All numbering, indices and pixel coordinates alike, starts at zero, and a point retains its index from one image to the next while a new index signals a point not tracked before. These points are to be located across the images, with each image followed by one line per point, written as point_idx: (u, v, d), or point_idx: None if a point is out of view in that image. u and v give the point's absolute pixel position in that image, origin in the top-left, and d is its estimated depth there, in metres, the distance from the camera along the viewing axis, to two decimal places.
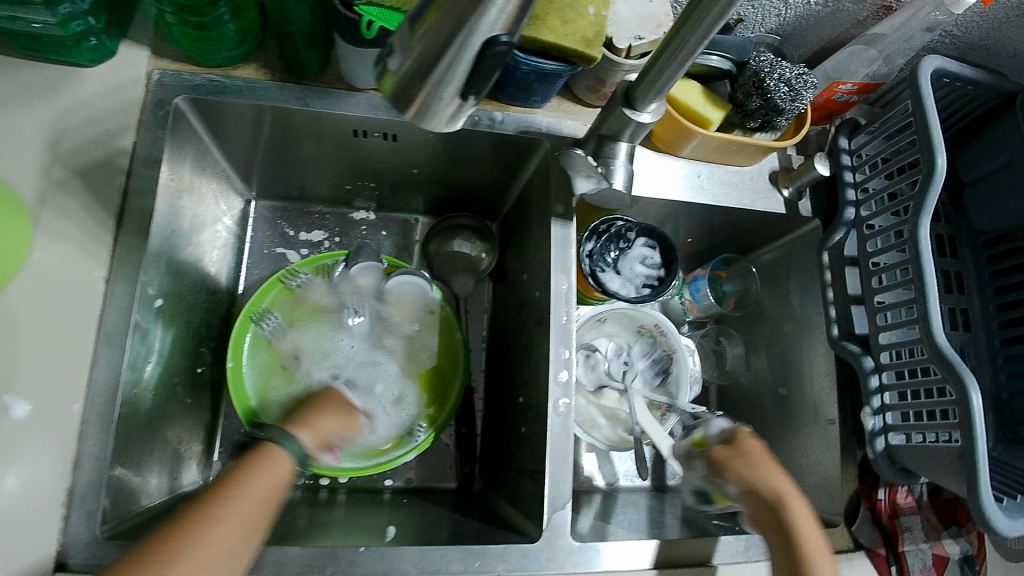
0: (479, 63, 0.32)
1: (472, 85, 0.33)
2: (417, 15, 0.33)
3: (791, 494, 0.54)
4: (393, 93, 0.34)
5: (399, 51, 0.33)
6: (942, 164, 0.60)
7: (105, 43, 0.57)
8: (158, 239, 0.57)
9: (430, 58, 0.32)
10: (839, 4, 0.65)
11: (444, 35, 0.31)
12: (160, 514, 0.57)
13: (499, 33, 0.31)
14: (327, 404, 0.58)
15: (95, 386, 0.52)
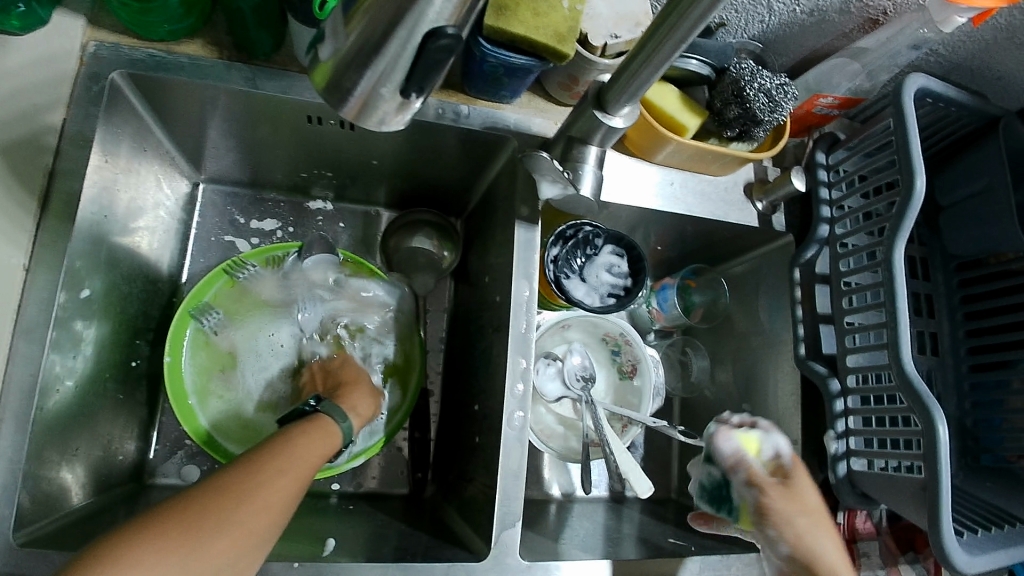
0: (421, 58, 0.29)
1: (412, 81, 0.30)
2: (351, 3, 0.30)
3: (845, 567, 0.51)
4: (327, 87, 0.31)
5: (331, 39, 0.31)
6: (921, 187, 0.58)
7: (36, 11, 0.52)
8: (88, 225, 0.53)
9: (366, 49, 0.29)
10: (825, 13, 0.62)
11: (387, 14, 0.28)
12: (85, 517, 0.53)
13: (445, 25, 0.28)
14: (362, 385, 0.61)
15: (10, 383, 0.48)
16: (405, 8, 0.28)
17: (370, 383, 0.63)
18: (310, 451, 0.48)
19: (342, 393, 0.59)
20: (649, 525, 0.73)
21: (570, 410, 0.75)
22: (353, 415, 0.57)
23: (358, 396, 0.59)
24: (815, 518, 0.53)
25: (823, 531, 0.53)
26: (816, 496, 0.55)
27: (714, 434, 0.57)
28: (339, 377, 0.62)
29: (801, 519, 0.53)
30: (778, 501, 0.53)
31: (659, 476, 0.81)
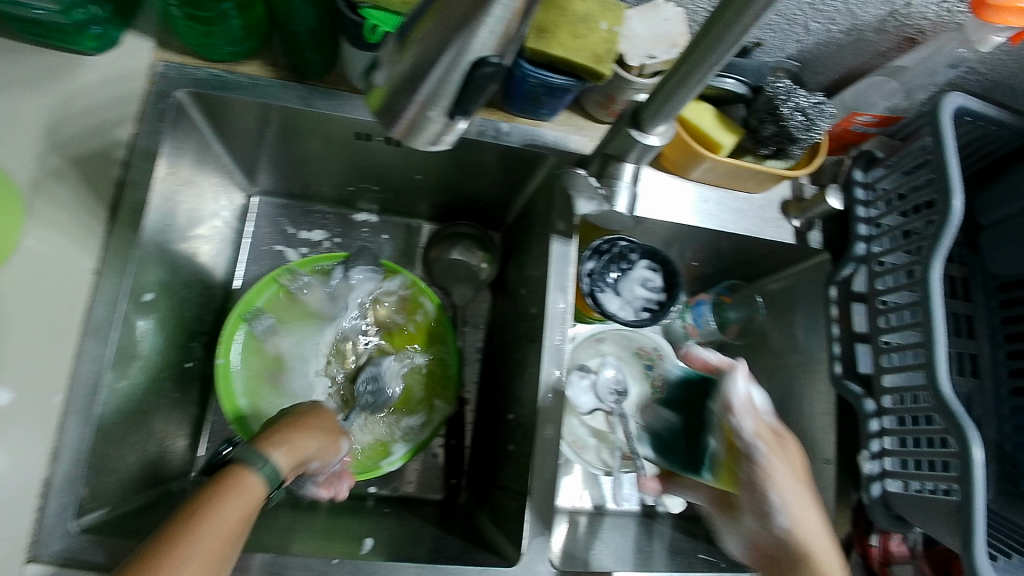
0: (470, 84, 0.31)
1: (460, 105, 0.32)
2: (406, 29, 0.31)
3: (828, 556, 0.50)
4: (380, 108, 0.33)
5: (385, 65, 0.32)
6: (959, 207, 0.58)
7: (109, 33, 0.56)
8: (152, 233, 0.56)
9: (415, 76, 0.30)
10: (861, 33, 0.63)
11: (430, 49, 0.29)
12: (136, 509, 0.56)
13: (490, 54, 0.30)
14: (308, 425, 0.50)
15: (77, 378, 0.52)
16: (451, 39, 0.29)
17: (323, 423, 0.52)
18: (232, 510, 0.39)
19: (278, 430, 0.47)
20: (680, 540, 0.74)
21: (604, 423, 0.75)
22: (284, 451, 0.45)
23: (303, 437, 0.48)
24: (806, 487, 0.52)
25: (813, 502, 0.52)
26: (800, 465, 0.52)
27: (730, 374, 0.53)
28: (282, 416, 0.51)
29: (798, 495, 0.51)
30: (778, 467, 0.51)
31: None
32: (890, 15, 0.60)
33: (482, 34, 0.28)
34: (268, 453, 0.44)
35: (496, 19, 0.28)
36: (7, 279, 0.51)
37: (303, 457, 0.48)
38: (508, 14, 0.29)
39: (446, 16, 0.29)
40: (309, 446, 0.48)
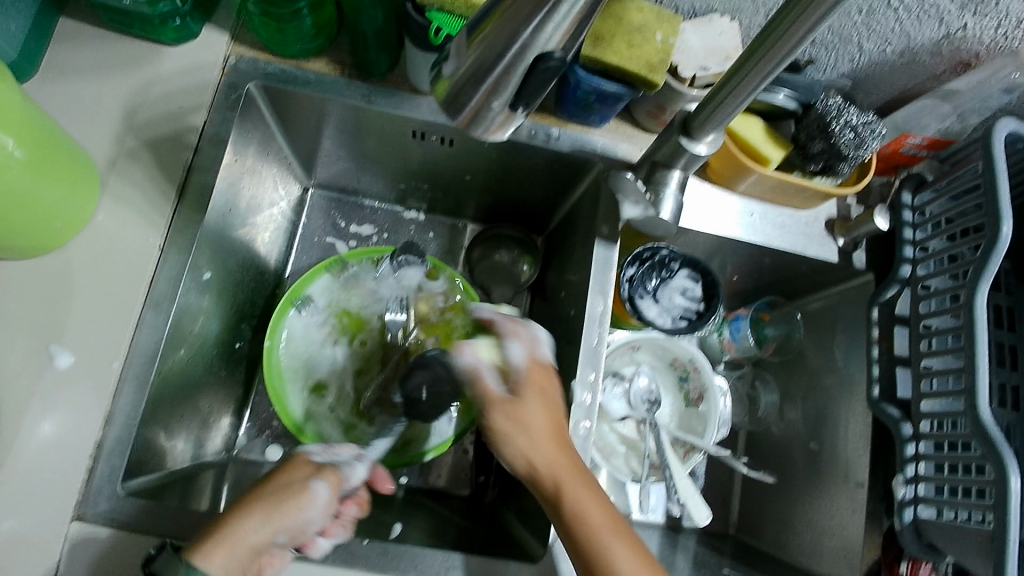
0: (534, 75, 0.32)
1: (523, 96, 0.34)
2: (475, 22, 0.32)
3: (567, 474, 0.52)
4: (445, 100, 0.34)
5: (453, 58, 0.33)
6: (1008, 233, 0.58)
7: (188, 25, 0.60)
8: (215, 215, 0.59)
9: (486, 67, 0.31)
10: (914, 56, 0.64)
11: (500, 46, 0.30)
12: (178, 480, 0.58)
13: (553, 48, 0.32)
14: (264, 507, 0.49)
15: (137, 348, 0.54)
16: (521, 30, 0.30)
17: (294, 498, 0.51)
18: None
19: (226, 519, 0.48)
20: (705, 555, 0.73)
21: (633, 431, 0.76)
22: (219, 550, 0.46)
23: (242, 517, 0.48)
24: (547, 424, 0.55)
25: (552, 421, 0.55)
26: (544, 411, 0.55)
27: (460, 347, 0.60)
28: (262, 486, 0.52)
29: (527, 433, 0.54)
30: (497, 410, 0.55)
31: (719, 507, 0.81)
32: (944, 38, 0.61)
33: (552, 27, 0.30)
34: (194, 563, 0.45)
35: (566, 14, 0.30)
36: (80, 251, 0.56)
37: (255, 533, 0.48)
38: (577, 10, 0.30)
39: (520, 7, 0.30)
40: (252, 518, 0.48)
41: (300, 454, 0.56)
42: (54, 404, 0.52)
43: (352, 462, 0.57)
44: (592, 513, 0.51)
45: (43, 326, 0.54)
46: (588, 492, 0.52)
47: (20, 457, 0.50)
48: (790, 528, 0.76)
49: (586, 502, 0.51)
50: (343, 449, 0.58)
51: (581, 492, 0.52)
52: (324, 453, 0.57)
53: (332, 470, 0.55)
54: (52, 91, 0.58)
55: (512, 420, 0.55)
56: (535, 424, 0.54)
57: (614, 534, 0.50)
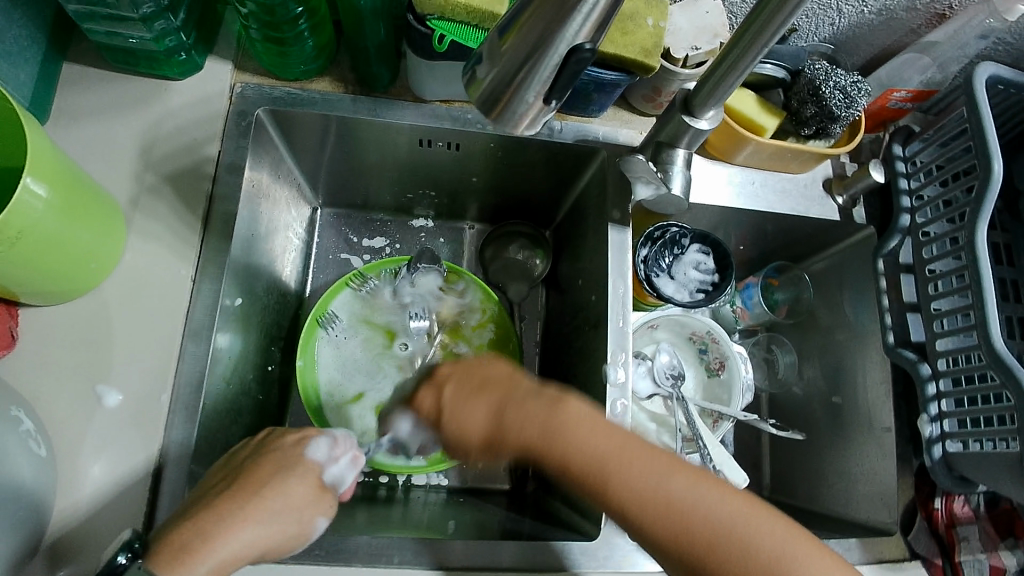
0: (565, 69, 0.34)
1: (556, 89, 0.35)
2: (504, 25, 0.34)
3: (544, 435, 0.47)
4: (479, 99, 0.36)
5: (486, 59, 0.35)
6: (999, 171, 0.60)
7: (193, 58, 0.62)
8: (240, 242, 0.60)
9: (518, 66, 0.34)
10: (893, 12, 0.67)
11: (531, 41, 0.33)
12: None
13: (583, 41, 0.33)
14: (258, 505, 0.47)
15: (181, 379, 0.55)
16: (551, 28, 0.32)
17: (289, 492, 0.49)
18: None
19: (214, 521, 0.45)
20: None
21: (661, 407, 0.78)
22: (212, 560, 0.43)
23: (241, 526, 0.45)
24: (490, 418, 0.49)
25: (492, 414, 0.50)
26: (475, 411, 0.50)
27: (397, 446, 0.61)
28: (250, 475, 0.49)
29: (479, 442, 0.50)
30: (456, 455, 0.53)
31: (751, 472, 0.83)
32: None
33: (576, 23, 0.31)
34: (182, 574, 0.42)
35: (587, 10, 0.31)
36: (113, 289, 0.57)
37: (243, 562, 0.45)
38: (599, 5, 0.31)
39: (548, 4, 0.32)
40: (249, 549, 0.45)
41: (309, 466, 0.51)
42: (107, 440, 0.53)
43: (347, 478, 0.53)
44: (583, 452, 0.46)
45: (87, 366, 0.54)
46: (568, 432, 0.47)
47: (82, 495, 0.51)
48: (822, 481, 0.78)
49: (578, 442, 0.47)
50: (344, 453, 0.53)
51: (559, 438, 0.47)
52: (332, 464, 0.52)
53: (330, 500, 0.51)
54: (66, 135, 0.59)
55: (463, 456, 0.52)
56: (479, 434, 0.50)
57: (624, 459, 0.46)
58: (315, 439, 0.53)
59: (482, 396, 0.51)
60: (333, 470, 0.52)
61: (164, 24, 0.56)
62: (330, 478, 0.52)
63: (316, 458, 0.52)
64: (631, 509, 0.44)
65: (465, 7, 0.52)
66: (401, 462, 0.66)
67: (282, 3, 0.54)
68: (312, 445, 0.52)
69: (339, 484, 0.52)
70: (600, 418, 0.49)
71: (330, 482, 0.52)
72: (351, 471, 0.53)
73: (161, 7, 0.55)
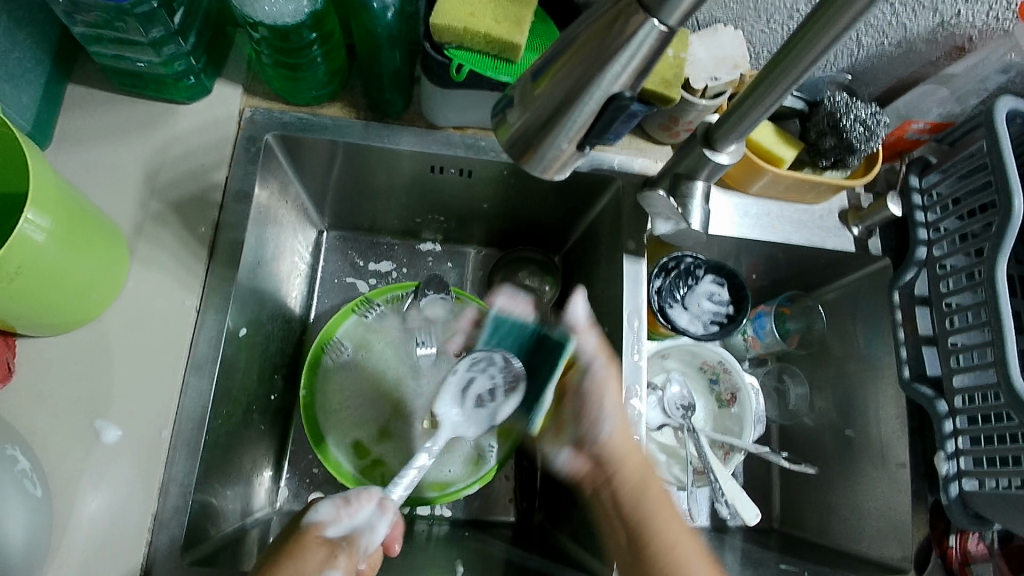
0: (601, 115, 0.35)
1: (589, 137, 0.37)
2: (538, 70, 0.36)
3: (650, 488, 0.53)
4: (508, 142, 0.38)
5: (518, 104, 0.37)
6: (1023, 206, 0.59)
7: (202, 82, 0.62)
8: (247, 269, 0.59)
9: (551, 112, 0.35)
10: (912, 44, 0.66)
11: (565, 88, 0.34)
12: (229, 542, 0.56)
13: (622, 90, 0.34)
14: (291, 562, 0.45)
15: (183, 415, 0.53)
16: (588, 73, 0.33)
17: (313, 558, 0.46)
18: None
19: None
20: (754, 552, 0.72)
21: (672, 438, 0.76)
22: None
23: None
24: (635, 449, 0.55)
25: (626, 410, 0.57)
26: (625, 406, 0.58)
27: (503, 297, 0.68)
28: (271, 550, 0.47)
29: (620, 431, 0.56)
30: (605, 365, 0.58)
31: (760, 504, 0.81)
32: (939, 26, 0.63)
33: (613, 74, 0.32)
34: None
35: (626, 61, 0.32)
36: (115, 318, 0.55)
37: None
38: (640, 54, 0.32)
39: (586, 51, 0.33)
40: None
41: (313, 527, 0.48)
42: (105, 476, 0.51)
43: (375, 523, 0.50)
44: (658, 526, 0.51)
45: (86, 400, 0.53)
46: (657, 493, 0.53)
47: (74, 534, 0.49)
48: (833, 515, 0.75)
49: (673, 537, 0.50)
50: (358, 505, 0.51)
51: (649, 487, 0.53)
52: (341, 520, 0.49)
53: (347, 550, 0.48)
54: (68, 159, 0.59)
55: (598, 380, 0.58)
56: (621, 437, 0.55)
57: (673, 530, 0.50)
58: (317, 502, 0.50)
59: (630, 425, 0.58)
60: (348, 523, 0.50)
61: (173, 48, 0.57)
62: (340, 535, 0.49)
63: (321, 519, 0.49)
64: (655, 549, 0.49)
65: (483, 36, 0.52)
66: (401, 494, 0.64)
67: (297, 30, 0.55)
68: (315, 509, 0.49)
69: (362, 532, 0.50)
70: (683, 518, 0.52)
71: (339, 538, 0.48)
72: (379, 518, 0.51)
73: (171, 32, 0.55)
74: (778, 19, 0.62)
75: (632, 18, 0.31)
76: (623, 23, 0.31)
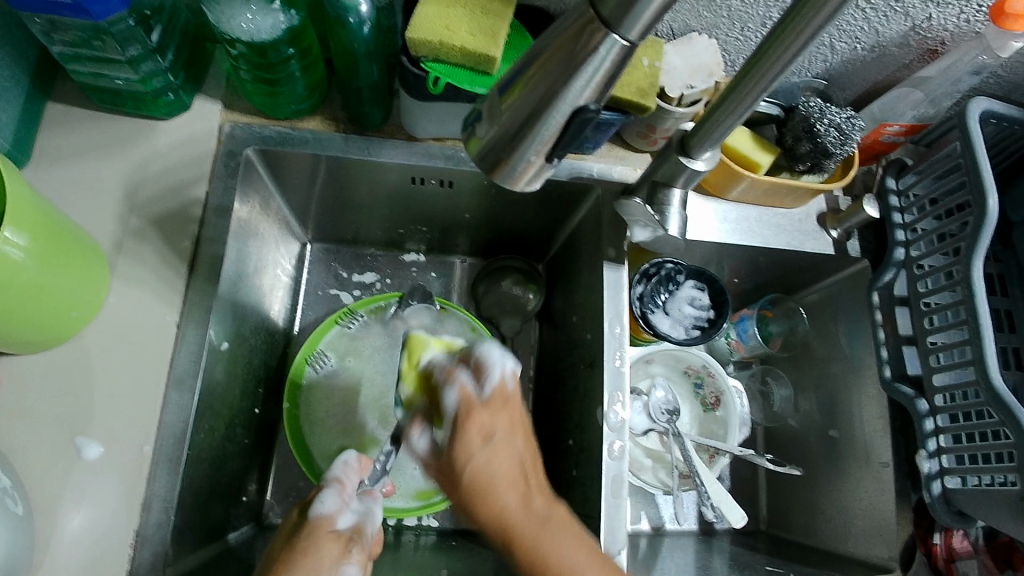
0: (569, 127, 0.36)
1: (558, 149, 0.37)
2: (506, 84, 0.36)
3: (524, 521, 0.47)
4: (479, 155, 0.39)
5: (487, 118, 0.37)
6: (995, 207, 0.59)
7: (181, 98, 0.62)
8: (228, 283, 0.59)
9: (519, 126, 0.36)
10: (885, 49, 0.67)
11: (533, 101, 0.34)
12: (214, 556, 0.56)
13: (588, 102, 0.35)
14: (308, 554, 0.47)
15: (166, 429, 0.53)
16: (555, 86, 0.34)
17: (328, 548, 0.48)
18: None
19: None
20: (741, 555, 0.73)
21: (658, 443, 0.76)
22: None
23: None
24: (511, 480, 0.49)
25: (494, 447, 0.50)
26: (491, 444, 0.50)
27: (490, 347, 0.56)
28: (282, 544, 0.49)
29: (485, 461, 0.49)
30: (473, 419, 0.51)
31: (748, 507, 0.81)
32: (911, 30, 0.64)
33: (578, 87, 0.33)
34: None
35: (591, 73, 0.33)
36: (96, 335, 0.55)
37: None
38: (605, 67, 0.33)
39: (552, 65, 0.33)
40: None
41: (322, 519, 0.50)
42: (87, 493, 0.51)
43: (372, 511, 0.53)
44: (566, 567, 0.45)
45: (67, 418, 0.53)
46: (544, 527, 0.47)
47: (56, 552, 0.49)
48: (820, 516, 0.76)
49: (563, 558, 0.45)
50: (352, 496, 0.53)
51: (548, 533, 0.46)
52: (345, 510, 0.51)
53: (359, 541, 0.50)
54: (48, 177, 0.59)
55: (476, 434, 0.50)
56: (489, 467, 0.49)
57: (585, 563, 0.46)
58: (321, 493, 0.52)
59: (531, 457, 0.51)
60: (352, 512, 0.52)
61: (151, 65, 0.57)
62: (348, 526, 0.50)
63: (326, 510, 0.51)
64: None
65: (459, 49, 0.52)
66: (388, 505, 0.64)
67: (274, 45, 0.55)
68: (320, 500, 0.51)
69: (365, 522, 0.52)
70: (584, 537, 0.47)
71: (348, 529, 0.50)
72: (373, 505, 0.54)
73: (149, 50, 0.56)
74: (751, 26, 0.63)
75: (595, 33, 0.32)
76: (587, 38, 0.32)
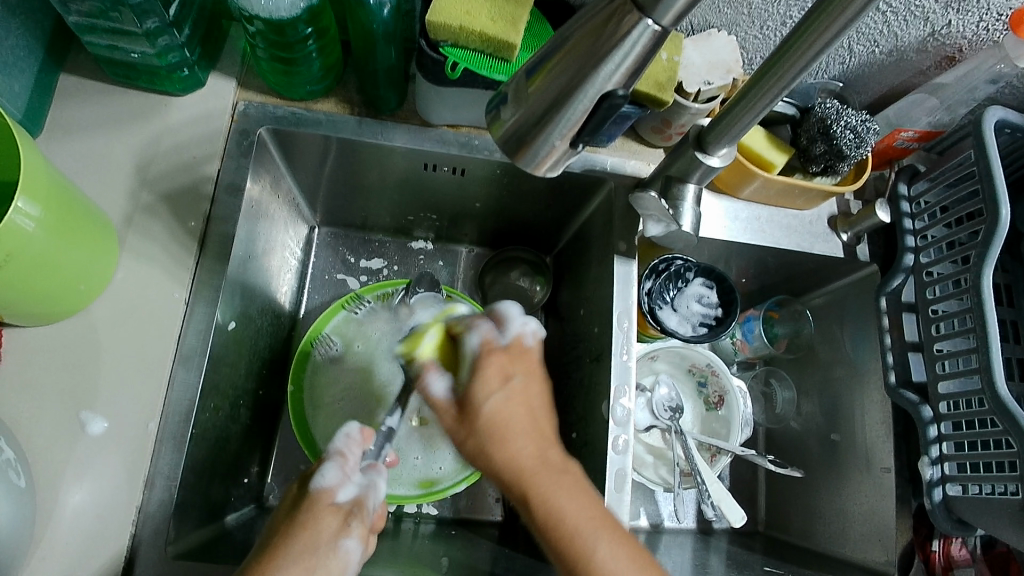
0: (595, 113, 0.35)
1: (583, 135, 0.37)
2: (532, 68, 0.36)
3: (539, 470, 0.47)
4: (502, 138, 0.38)
5: (512, 101, 0.37)
6: (1008, 215, 0.59)
7: (196, 74, 0.62)
8: (237, 263, 0.59)
9: (545, 110, 0.35)
10: (903, 53, 0.67)
11: (560, 86, 0.34)
12: (213, 536, 0.56)
13: (616, 88, 0.34)
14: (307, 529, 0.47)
15: (170, 407, 0.53)
16: (583, 72, 0.33)
17: (325, 520, 0.48)
18: None
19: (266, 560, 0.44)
20: (738, 554, 0.73)
21: (660, 440, 0.76)
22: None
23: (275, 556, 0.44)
24: (527, 420, 0.50)
25: (508, 390, 0.51)
26: (506, 386, 0.51)
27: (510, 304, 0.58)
28: (284, 515, 0.49)
29: (501, 400, 0.50)
30: (492, 362, 0.52)
31: (747, 508, 0.81)
32: (930, 35, 0.64)
33: (606, 74, 0.33)
34: None
35: (620, 60, 0.33)
36: (103, 309, 0.55)
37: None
38: (633, 54, 0.33)
39: (580, 51, 0.33)
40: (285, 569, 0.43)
41: (322, 492, 0.50)
42: (89, 468, 0.51)
43: (375, 482, 0.52)
44: (575, 520, 0.45)
45: (72, 391, 0.52)
46: (557, 475, 0.47)
47: (56, 526, 0.49)
48: (818, 519, 0.76)
49: (572, 509, 0.46)
50: (355, 469, 0.53)
51: (562, 484, 0.47)
52: (346, 483, 0.51)
53: (359, 515, 0.49)
54: (59, 148, 0.59)
55: (492, 377, 0.51)
56: (506, 408, 0.50)
57: (595, 519, 0.46)
58: (323, 465, 0.51)
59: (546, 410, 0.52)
60: (353, 485, 0.51)
61: (167, 40, 0.56)
62: (349, 499, 0.50)
63: (326, 484, 0.50)
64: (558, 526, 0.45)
65: (478, 34, 0.52)
66: (389, 492, 0.64)
67: (292, 24, 0.54)
68: (321, 474, 0.51)
69: (366, 494, 0.51)
70: (595, 496, 0.48)
71: (348, 503, 0.50)
72: (376, 477, 0.53)
73: (166, 23, 0.55)
74: (771, 25, 0.63)
75: (626, 18, 0.32)
76: (617, 23, 0.32)
